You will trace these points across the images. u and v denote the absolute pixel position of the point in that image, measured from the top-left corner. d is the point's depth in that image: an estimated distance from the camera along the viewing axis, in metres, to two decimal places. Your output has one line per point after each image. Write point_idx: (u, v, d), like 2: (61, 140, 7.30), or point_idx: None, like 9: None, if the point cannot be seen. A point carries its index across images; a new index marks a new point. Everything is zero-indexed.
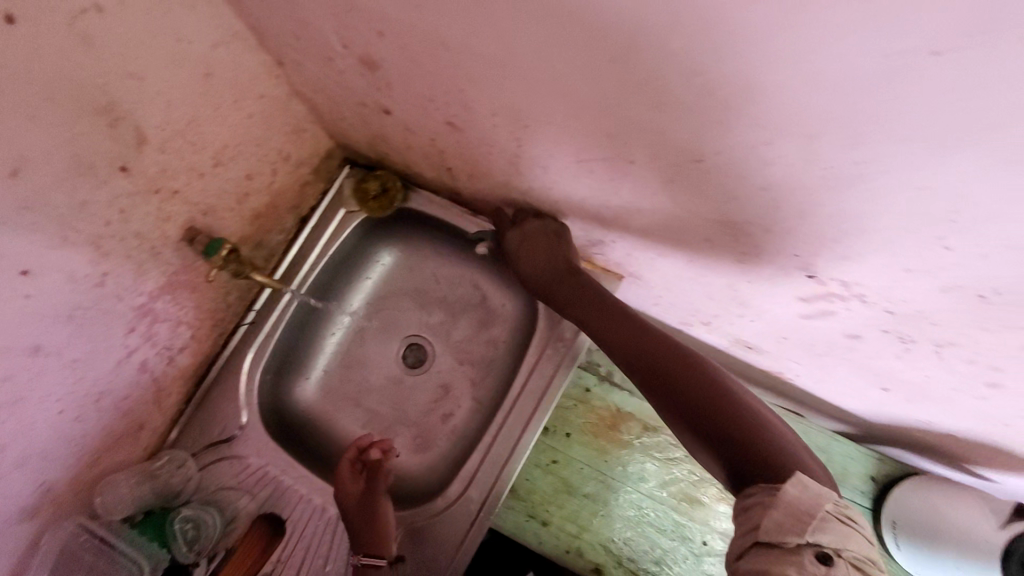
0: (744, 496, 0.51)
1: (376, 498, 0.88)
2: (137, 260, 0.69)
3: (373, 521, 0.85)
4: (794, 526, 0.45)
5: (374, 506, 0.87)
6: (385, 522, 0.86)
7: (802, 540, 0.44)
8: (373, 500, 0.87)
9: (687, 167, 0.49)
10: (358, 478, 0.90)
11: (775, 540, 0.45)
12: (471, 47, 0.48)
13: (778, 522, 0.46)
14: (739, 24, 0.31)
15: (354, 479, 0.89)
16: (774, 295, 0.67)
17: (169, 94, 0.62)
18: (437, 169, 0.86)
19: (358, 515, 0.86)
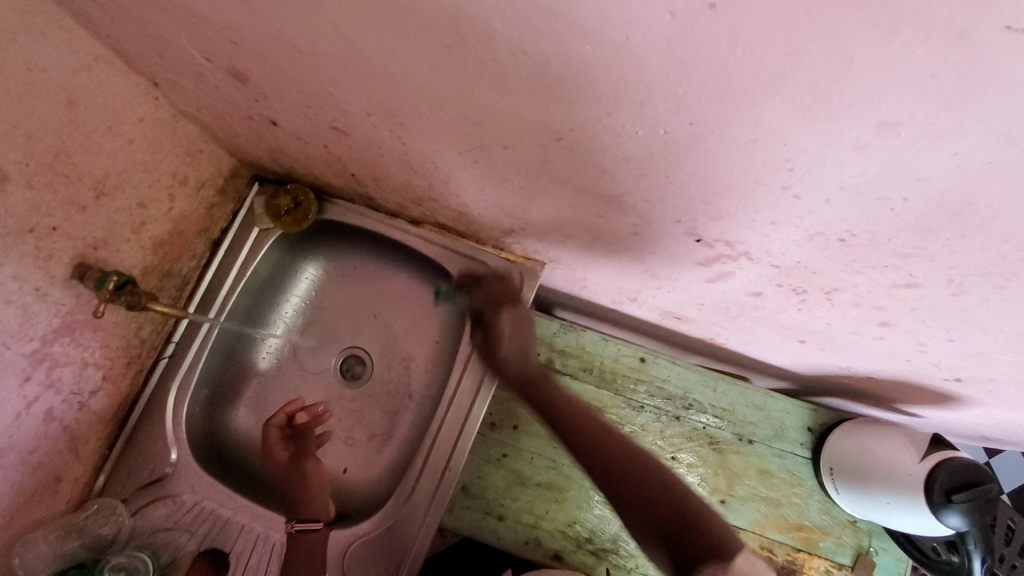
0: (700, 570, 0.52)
1: (305, 462, 0.93)
2: (21, 304, 0.65)
3: (302, 485, 0.91)
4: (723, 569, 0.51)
5: (302, 469, 0.92)
6: (316, 481, 0.92)
7: None
8: (301, 463, 0.92)
9: (552, 145, 0.49)
10: (288, 442, 0.94)
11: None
12: (321, 48, 0.47)
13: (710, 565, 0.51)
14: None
15: (282, 445, 0.94)
16: (676, 264, 0.69)
17: (28, 127, 0.59)
18: (342, 177, 0.84)
19: (289, 479, 0.92)
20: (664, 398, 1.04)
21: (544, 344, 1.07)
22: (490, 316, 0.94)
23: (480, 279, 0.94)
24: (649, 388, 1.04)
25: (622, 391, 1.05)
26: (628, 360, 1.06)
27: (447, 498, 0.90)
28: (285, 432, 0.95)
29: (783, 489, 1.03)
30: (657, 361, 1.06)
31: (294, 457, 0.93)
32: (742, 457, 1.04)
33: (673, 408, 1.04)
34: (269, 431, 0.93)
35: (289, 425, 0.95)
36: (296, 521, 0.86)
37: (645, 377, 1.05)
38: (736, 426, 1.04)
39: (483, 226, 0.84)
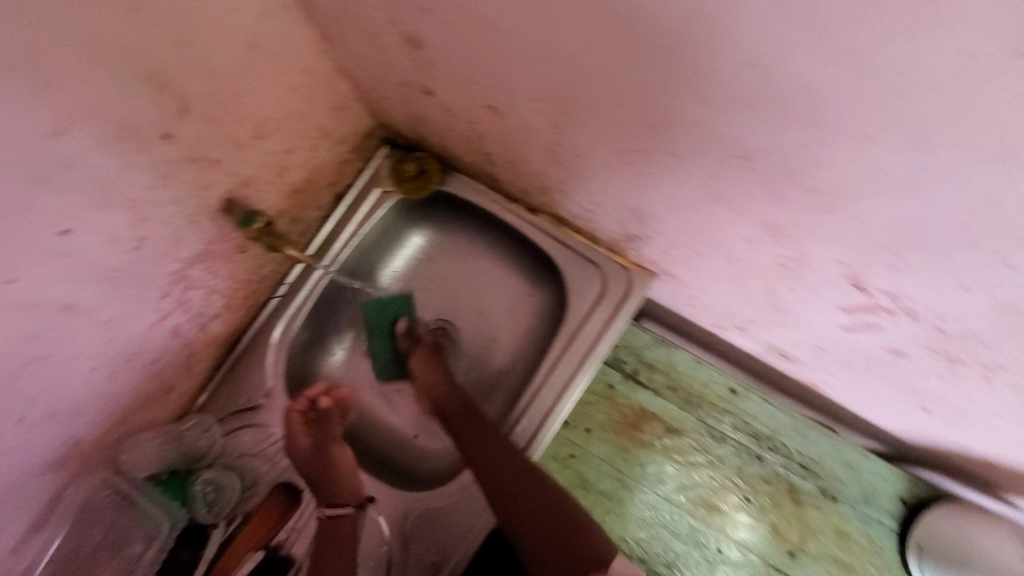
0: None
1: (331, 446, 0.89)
2: (174, 226, 0.70)
3: (331, 468, 0.86)
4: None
5: (327, 452, 0.88)
6: (346, 466, 0.88)
7: None
8: (328, 448, 0.88)
9: (733, 165, 0.47)
10: (310, 428, 0.90)
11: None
12: (517, 31, 0.47)
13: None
14: (799, 14, 0.31)
15: (303, 431, 0.89)
16: (813, 303, 0.65)
17: (215, 63, 0.62)
18: (474, 154, 0.85)
19: (312, 464, 0.87)
20: (749, 435, 1.00)
21: (631, 355, 1.05)
22: (589, 320, 0.91)
23: (588, 278, 0.92)
24: (734, 420, 1.01)
25: (706, 419, 1.01)
26: (717, 389, 1.02)
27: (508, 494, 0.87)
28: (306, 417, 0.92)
29: (859, 555, 0.96)
30: (749, 396, 1.01)
31: (317, 441, 0.89)
32: (822, 514, 0.98)
33: (757, 447, 1.00)
34: (290, 416, 0.91)
35: (310, 410, 0.92)
36: (328, 506, 0.84)
37: (732, 409, 1.01)
38: (820, 479, 0.98)
39: (604, 226, 0.82)
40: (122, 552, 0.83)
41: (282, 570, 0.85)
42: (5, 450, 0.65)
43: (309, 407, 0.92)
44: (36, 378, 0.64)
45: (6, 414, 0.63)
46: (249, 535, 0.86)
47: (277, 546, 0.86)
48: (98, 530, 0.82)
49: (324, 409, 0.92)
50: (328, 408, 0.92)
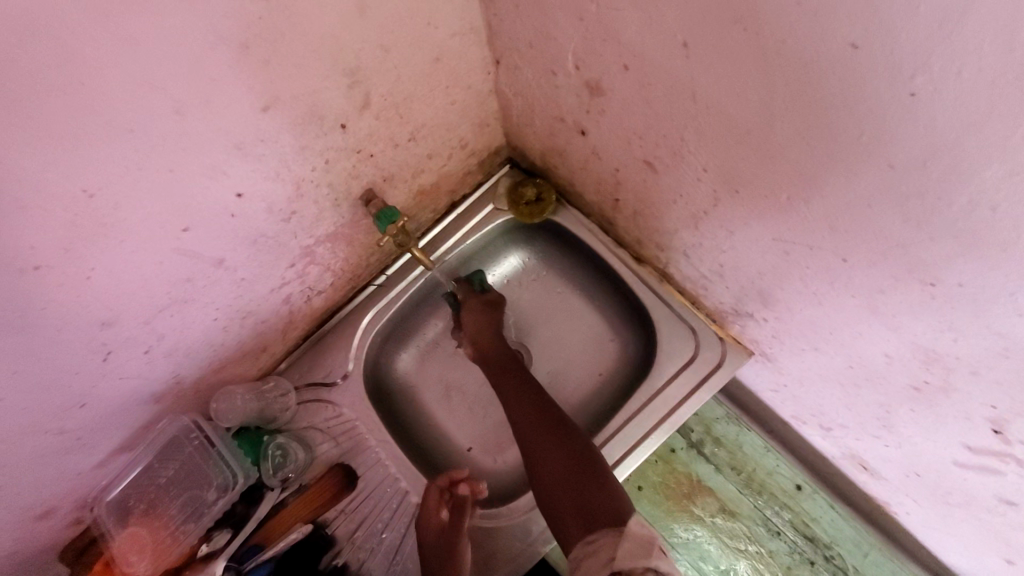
0: (591, 540, 0.63)
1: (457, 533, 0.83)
2: (320, 206, 0.74)
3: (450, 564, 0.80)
4: (641, 555, 0.58)
5: (454, 546, 0.82)
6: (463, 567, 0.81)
7: (646, 563, 0.57)
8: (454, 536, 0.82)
9: (910, 286, 0.46)
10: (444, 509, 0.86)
11: (626, 565, 0.57)
12: (722, 109, 0.48)
13: (630, 549, 0.59)
14: None
15: (439, 509, 0.85)
16: (932, 431, 0.62)
17: (402, 70, 0.66)
18: (602, 197, 0.86)
19: (436, 554, 0.81)
20: (805, 537, 0.96)
21: (700, 424, 1.03)
22: (673, 382, 0.90)
23: (682, 341, 0.91)
24: (794, 518, 0.97)
25: (763, 508, 0.98)
26: (783, 482, 0.98)
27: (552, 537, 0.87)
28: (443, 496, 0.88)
29: None
30: (814, 497, 0.97)
31: (447, 529, 0.84)
32: None
33: (811, 552, 0.96)
34: (428, 488, 0.87)
35: (448, 490, 0.88)
36: None
37: (793, 506, 0.97)
38: None
39: (714, 295, 0.82)
40: (192, 492, 0.87)
41: (323, 549, 0.88)
42: (126, 374, 0.70)
43: (449, 487, 0.88)
44: (171, 315, 0.69)
45: (139, 341, 0.68)
46: (302, 504, 0.90)
47: (323, 523, 0.89)
48: (176, 464, 0.86)
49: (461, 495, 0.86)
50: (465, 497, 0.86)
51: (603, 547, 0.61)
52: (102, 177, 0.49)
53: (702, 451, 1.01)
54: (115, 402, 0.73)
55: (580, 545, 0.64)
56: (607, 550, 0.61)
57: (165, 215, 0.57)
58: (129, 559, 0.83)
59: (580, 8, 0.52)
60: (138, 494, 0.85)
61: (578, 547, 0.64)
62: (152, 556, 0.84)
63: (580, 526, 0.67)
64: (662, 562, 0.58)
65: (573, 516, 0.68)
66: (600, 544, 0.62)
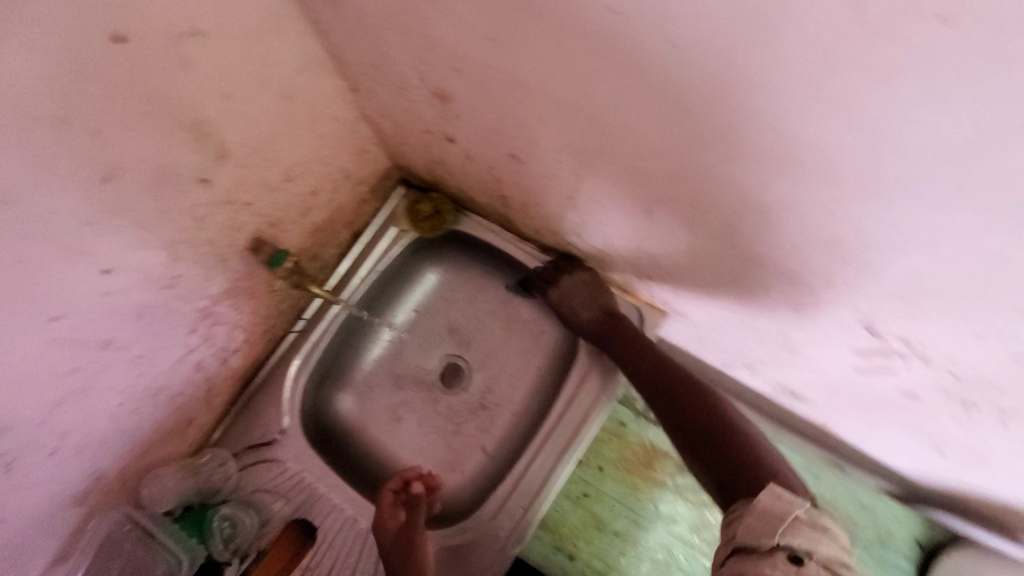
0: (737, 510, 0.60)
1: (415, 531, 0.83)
2: (205, 264, 0.72)
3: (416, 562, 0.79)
4: (763, 532, 0.55)
5: (415, 544, 0.81)
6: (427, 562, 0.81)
7: (773, 543, 0.53)
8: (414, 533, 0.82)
9: (752, 215, 0.49)
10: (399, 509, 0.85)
11: (752, 543, 0.55)
12: (545, 90, 0.50)
13: (755, 526, 0.55)
14: (819, 89, 0.33)
15: (396, 510, 0.85)
16: (827, 347, 0.66)
17: (252, 113, 0.66)
18: (491, 196, 0.88)
19: (398, 552, 0.80)
20: None
21: None
22: (599, 359, 0.93)
23: None
24: None
25: None
26: None
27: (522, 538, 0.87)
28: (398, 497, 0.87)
29: None
30: (762, 436, 1.02)
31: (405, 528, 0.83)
32: None
33: None
34: (382, 494, 0.86)
35: (403, 490, 0.87)
36: None
37: None
38: (836, 521, 0.97)
39: (617, 267, 0.85)
40: None
41: None
42: (33, 483, 0.67)
43: (403, 487, 0.87)
44: (68, 410, 0.66)
45: (39, 445, 0.65)
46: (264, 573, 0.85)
47: None
48: (118, 563, 0.83)
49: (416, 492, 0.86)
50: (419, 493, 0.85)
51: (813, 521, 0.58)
52: None
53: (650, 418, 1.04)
54: (29, 514, 0.68)
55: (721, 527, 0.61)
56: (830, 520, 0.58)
57: (26, 310, 0.55)
58: None
59: (396, 23, 0.54)
60: None
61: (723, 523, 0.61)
62: None
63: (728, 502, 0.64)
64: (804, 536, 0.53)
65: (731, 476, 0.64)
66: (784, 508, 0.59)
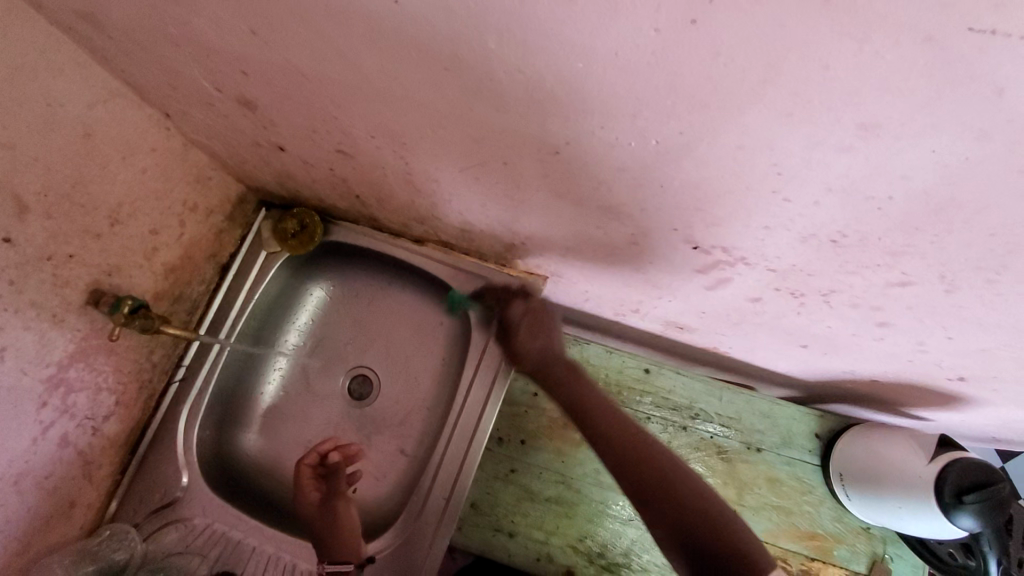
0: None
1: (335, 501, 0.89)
2: (38, 329, 0.67)
3: (335, 527, 0.87)
4: None
5: (334, 511, 0.88)
6: (347, 526, 0.88)
7: None
8: (332, 504, 0.89)
9: (551, 159, 0.51)
10: (320, 482, 0.91)
11: None
12: (326, 76, 0.50)
13: None
14: (527, 19, 0.35)
15: (314, 485, 0.90)
16: (675, 272, 0.70)
17: (47, 158, 0.61)
18: (348, 199, 0.87)
19: (320, 519, 0.88)
20: (670, 409, 1.05)
21: None
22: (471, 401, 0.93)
23: (485, 296, 0.95)
24: (654, 399, 1.05)
25: (628, 403, 1.05)
26: (633, 373, 1.07)
27: (446, 532, 0.88)
28: (316, 471, 0.92)
29: (795, 497, 1.02)
30: (662, 372, 1.07)
31: (326, 498, 0.90)
32: (751, 467, 1.03)
33: (679, 418, 1.04)
34: (300, 469, 0.90)
35: (322, 463, 0.92)
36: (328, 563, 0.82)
37: (651, 389, 1.06)
38: (743, 434, 1.04)
39: (484, 242, 0.86)
40: None
41: None
42: None
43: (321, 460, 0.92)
44: None
45: None
46: None
47: None
48: None
49: (335, 463, 0.91)
50: (340, 464, 0.91)
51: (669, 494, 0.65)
52: None
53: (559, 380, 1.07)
54: None
55: None
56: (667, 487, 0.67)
57: None
58: None
59: (167, 35, 0.52)
60: None
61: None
62: None
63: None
64: None
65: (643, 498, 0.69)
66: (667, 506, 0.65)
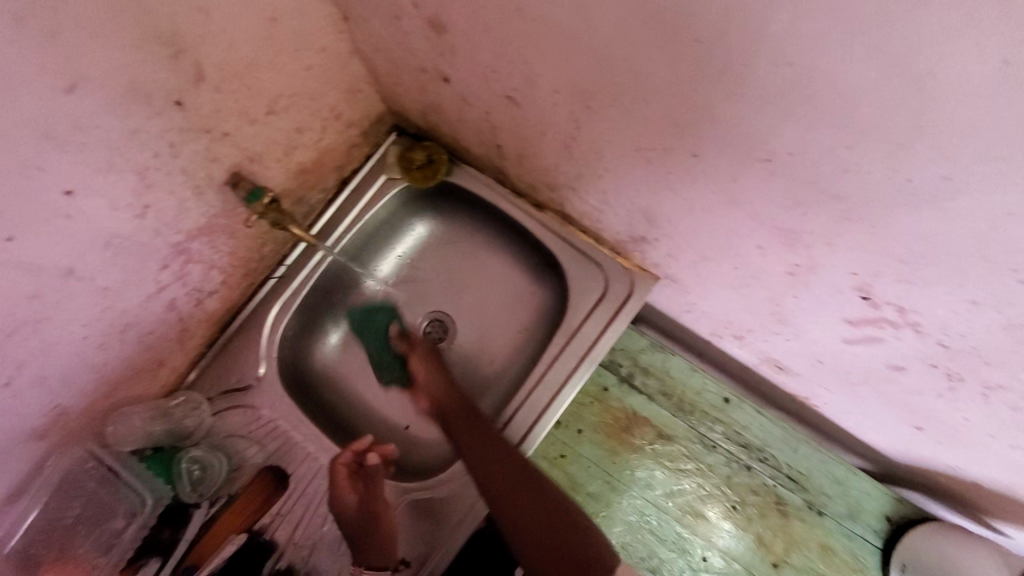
0: None
1: (377, 504, 0.81)
2: (180, 196, 0.69)
3: (376, 531, 0.80)
4: None
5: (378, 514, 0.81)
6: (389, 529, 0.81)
7: None
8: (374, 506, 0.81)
9: (755, 166, 0.47)
10: (357, 484, 0.83)
11: None
12: (547, 18, 0.47)
13: None
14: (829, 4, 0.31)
15: (353, 486, 0.82)
16: (818, 315, 0.65)
17: (233, 34, 0.61)
18: (487, 147, 0.84)
19: (361, 526, 0.80)
20: (740, 445, 1.00)
21: (627, 357, 1.05)
22: (552, 374, 0.90)
23: (591, 278, 0.92)
24: (726, 430, 1.01)
25: (698, 426, 1.02)
26: (712, 399, 1.02)
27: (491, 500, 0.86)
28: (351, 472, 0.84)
29: (843, 571, 0.96)
30: (741, 407, 1.01)
31: (364, 500, 0.81)
32: (807, 527, 0.98)
33: (746, 458, 1.00)
34: (336, 469, 0.82)
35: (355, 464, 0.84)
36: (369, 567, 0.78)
37: (725, 420, 1.01)
38: (808, 493, 0.98)
39: (611, 227, 0.82)
40: (103, 527, 0.81)
41: (261, 558, 0.84)
42: None
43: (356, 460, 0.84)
44: (24, 339, 0.62)
45: None
46: (232, 517, 0.86)
47: (259, 530, 0.86)
48: (80, 502, 0.80)
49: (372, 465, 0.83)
50: (377, 465, 0.83)
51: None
52: None
53: (632, 381, 1.04)
54: None
55: None
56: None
57: None
58: None
59: None
60: (43, 541, 0.77)
61: None
62: None
63: None
64: None
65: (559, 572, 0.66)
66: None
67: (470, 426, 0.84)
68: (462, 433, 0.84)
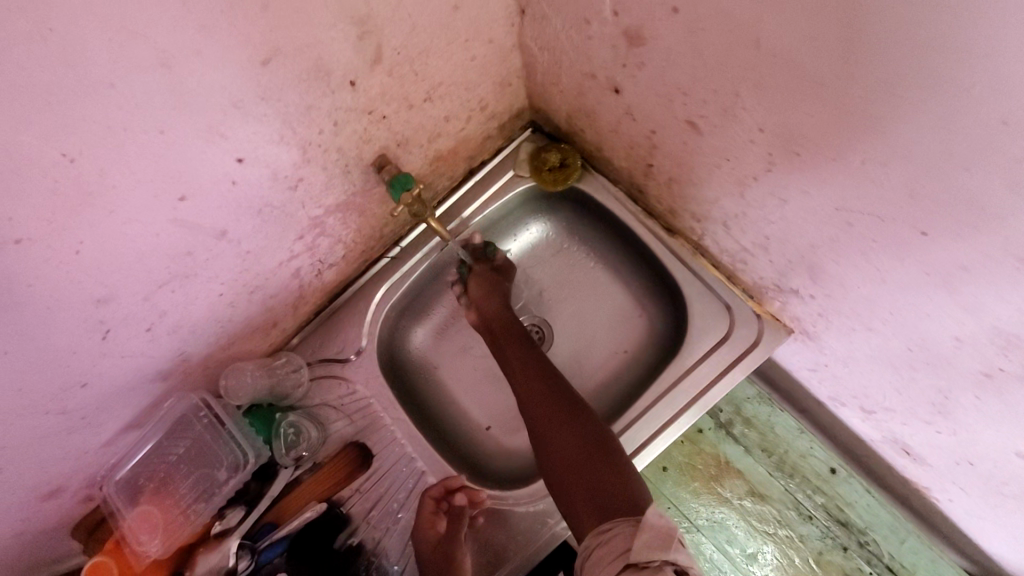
0: (605, 527, 0.58)
1: (454, 549, 0.79)
2: (329, 173, 0.68)
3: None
4: (658, 546, 0.52)
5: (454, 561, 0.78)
6: None
7: (662, 558, 0.51)
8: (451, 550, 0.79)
9: (1007, 263, 0.40)
10: (441, 520, 0.82)
11: (641, 558, 0.51)
12: (792, 56, 0.41)
13: (646, 541, 0.53)
14: None
15: (435, 521, 0.81)
16: (1001, 423, 0.57)
17: (417, 19, 0.59)
18: (633, 163, 0.79)
19: (437, 568, 0.79)
20: (837, 521, 0.94)
21: (730, 403, 1.00)
22: (653, 413, 0.85)
23: (715, 319, 0.86)
24: (826, 503, 0.94)
25: (795, 491, 0.96)
26: (817, 465, 0.96)
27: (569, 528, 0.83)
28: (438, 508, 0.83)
29: None
30: (849, 481, 0.94)
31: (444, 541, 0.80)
32: None
33: (844, 537, 0.93)
34: (422, 501, 0.83)
35: (444, 500, 0.83)
36: None
37: (826, 491, 0.95)
38: None
39: (755, 271, 0.76)
40: (203, 471, 0.84)
41: (338, 528, 0.86)
42: (127, 352, 0.66)
43: (444, 496, 0.83)
44: (172, 291, 0.64)
45: (140, 319, 0.63)
46: (316, 484, 0.87)
47: (338, 501, 0.87)
48: (186, 442, 0.84)
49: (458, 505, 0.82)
50: (463, 506, 0.82)
51: (617, 537, 0.56)
52: (80, 139, 0.43)
53: (731, 429, 0.99)
54: (118, 380, 0.69)
55: (591, 535, 0.58)
56: (622, 541, 0.55)
57: (158, 181, 0.51)
58: (139, 538, 0.80)
59: None
60: (149, 472, 0.83)
61: (589, 536, 0.58)
62: (163, 535, 0.81)
63: (597, 516, 0.60)
64: (683, 555, 0.52)
65: (589, 510, 0.61)
66: (613, 532, 0.56)
67: (521, 352, 0.81)
68: (513, 358, 0.81)
